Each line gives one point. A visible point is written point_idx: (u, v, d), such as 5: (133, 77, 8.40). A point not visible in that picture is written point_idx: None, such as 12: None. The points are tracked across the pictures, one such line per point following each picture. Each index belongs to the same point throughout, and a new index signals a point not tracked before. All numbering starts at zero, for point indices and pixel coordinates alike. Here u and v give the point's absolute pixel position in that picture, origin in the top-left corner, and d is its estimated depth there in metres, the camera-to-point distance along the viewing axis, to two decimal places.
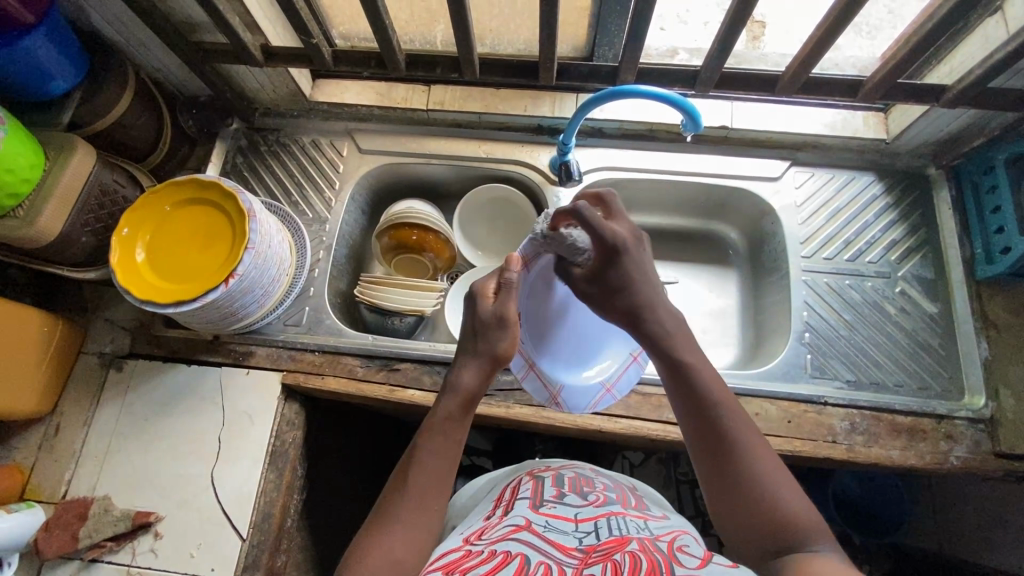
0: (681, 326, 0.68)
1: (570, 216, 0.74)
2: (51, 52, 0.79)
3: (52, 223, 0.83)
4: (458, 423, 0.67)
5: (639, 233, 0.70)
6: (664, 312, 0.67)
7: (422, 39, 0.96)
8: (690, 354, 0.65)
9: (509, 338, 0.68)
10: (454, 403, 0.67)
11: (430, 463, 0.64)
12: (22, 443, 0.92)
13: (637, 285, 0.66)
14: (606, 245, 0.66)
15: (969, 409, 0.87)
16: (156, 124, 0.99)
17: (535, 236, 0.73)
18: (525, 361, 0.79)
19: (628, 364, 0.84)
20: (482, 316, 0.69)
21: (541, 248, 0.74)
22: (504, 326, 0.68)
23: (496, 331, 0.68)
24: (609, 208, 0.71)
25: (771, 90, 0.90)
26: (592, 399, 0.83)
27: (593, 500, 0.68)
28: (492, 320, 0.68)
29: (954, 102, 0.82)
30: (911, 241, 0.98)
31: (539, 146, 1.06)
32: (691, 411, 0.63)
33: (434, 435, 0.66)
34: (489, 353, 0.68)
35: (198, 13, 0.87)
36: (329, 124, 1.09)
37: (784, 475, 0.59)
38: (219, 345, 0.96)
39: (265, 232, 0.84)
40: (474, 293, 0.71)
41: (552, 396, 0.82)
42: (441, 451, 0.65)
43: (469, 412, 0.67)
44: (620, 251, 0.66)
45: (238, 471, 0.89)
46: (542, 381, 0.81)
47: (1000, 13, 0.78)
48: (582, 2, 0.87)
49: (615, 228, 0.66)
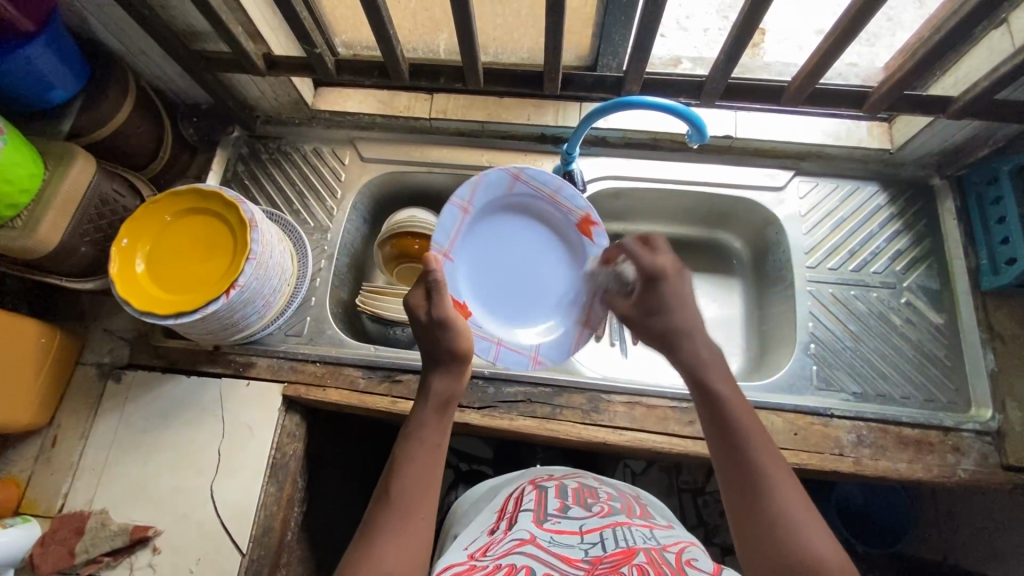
0: (716, 357, 0.67)
1: (459, 194, 0.86)
2: (51, 61, 0.78)
3: (51, 234, 0.82)
4: (436, 426, 0.67)
5: (683, 267, 0.73)
6: (708, 344, 0.68)
7: (426, 48, 0.96)
8: (721, 384, 0.64)
9: (459, 334, 0.70)
10: (430, 408, 0.68)
11: (416, 470, 0.63)
12: (18, 455, 0.91)
13: (675, 310, 0.71)
14: (646, 272, 0.73)
15: (975, 422, 0.87)
16: (156, 133, 0.98)
17: (443, 227, 0.86)
18: (491, 341, 0.89)
19: (587, 294, 0.93)
20: (425, 323, 0.70)
21: (450, 234, 0.87)
22: (448, 326, 0.70)
23: (443, 333, 0.70)
24: (654, 247, 0.75)
25: (775, 101, 0.89)
26: (570, 347, 0.92)
27: (597, 511, 0.67)
28: (435, 325, 0.70)
29: (959, 114, 0.82)
30: (916, 251, 0.97)
31: (542, 155, 1.06)
32: (723, 447, 0.61)
33: (415, 441, 0.65)
34: (449, 353, 0.70)
35: (201, 23, 0.86)
36: (331, 132, 1.09)
37: (816, 522, 0.56)
38: (219, 356, 0.95)
39: (266, 242, 0.84)
40: (411, 306, 0.72)
41: (533, 359, 0.91)
42: (423, 456, 0.64)
43: (447, 413, 0.69)
44: (657, 279, 0.72)
45: (238, 484, 0.87)
46: (515, 352, 0.91)
47: (1005, 25, 0.78)
48: (587, 12, 0.87)
49: (660, 259, 0.73)
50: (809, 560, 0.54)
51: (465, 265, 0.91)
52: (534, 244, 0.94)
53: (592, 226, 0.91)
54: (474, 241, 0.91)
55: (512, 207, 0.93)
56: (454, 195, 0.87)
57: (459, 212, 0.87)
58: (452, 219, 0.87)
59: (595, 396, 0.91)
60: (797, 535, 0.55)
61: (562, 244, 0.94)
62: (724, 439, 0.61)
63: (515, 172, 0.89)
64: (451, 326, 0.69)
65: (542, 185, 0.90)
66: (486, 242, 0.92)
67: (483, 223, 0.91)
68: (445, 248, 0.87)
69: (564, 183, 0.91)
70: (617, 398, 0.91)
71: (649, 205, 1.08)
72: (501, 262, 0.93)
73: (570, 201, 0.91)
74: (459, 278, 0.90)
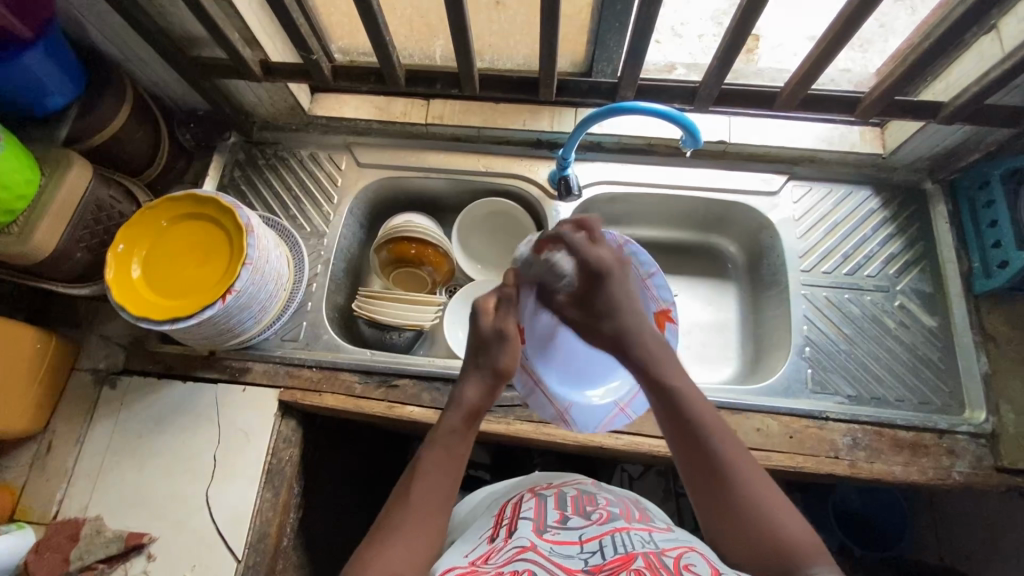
0: (666, 353, 0.70)
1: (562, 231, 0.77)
2: (48, 67, 0.79)
3: (47, 239, 0.82)
4: (462, 437, 0.68)
5: (623, 259, 0.74)
6: (651, 339, 0.71)
7: (422, 54, 0.96)
8: (675, 378, 0.67)
9: (512, 352, 0.71)
10: (458, 416, 0.68)
11: (434, 477, 0.64)
12: (13, 462, 0.90)
13: (622, 311, 0.71)
14: (592, 269, 0.72)
15: (970, 424, 0.87)
16: (153, 138, 0.98)
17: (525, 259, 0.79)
18: (528, 380, 0.82)
19: None
20: (485, 331, 0.71)
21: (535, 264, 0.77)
22: (505, 341, 0.71)
23: (497, 346, 0.71)
24: (592, 233, 0.74)
25: (768, 107, 0.90)
26: (598, 424, 0.83)
27: (596, 519, 0.67)
28: (493, 336, 0.71)
29: (950, 119, 0.83)
30: (909, 255, 0.98)
31: (537, 160, 1.06)
32: (680, 436, 0.65)
33: (437, 449, 0.66)
34: (492, 367, 0.71)
35: (198, 29, 0.87)
36: (328, 138, 1.09)
37: (777, 497, 0.61)
38: (215, 361, 0.95)
39: (263, 247, 0.84)
40: (476, 310, 0.73)
41: (558, 416, 0.83)
42: (442, 464, 0.65)
43: (474, 426, 0.69)
44: (605, 276, 0.72)
45: (234, 490, 0.87)
46: (546, 400, 0.83)
47: (995, 31, 0.79)
48: (582, 18, 0.87)
49: (600, 253, 0.72)
50: (774, 531, 0.58)
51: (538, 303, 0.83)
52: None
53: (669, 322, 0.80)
54: None
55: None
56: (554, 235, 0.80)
57: None
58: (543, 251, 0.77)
59: None
60: (759, 510, 0.59)
61: None
62: (680, 430, 0.65)
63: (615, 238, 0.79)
64: (509, 342, 0.71)
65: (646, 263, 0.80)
66: None
67: None
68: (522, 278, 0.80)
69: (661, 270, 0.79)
70: None
71: (645, 210, 1.08)
72: None
73: (660, 290, 0.79)
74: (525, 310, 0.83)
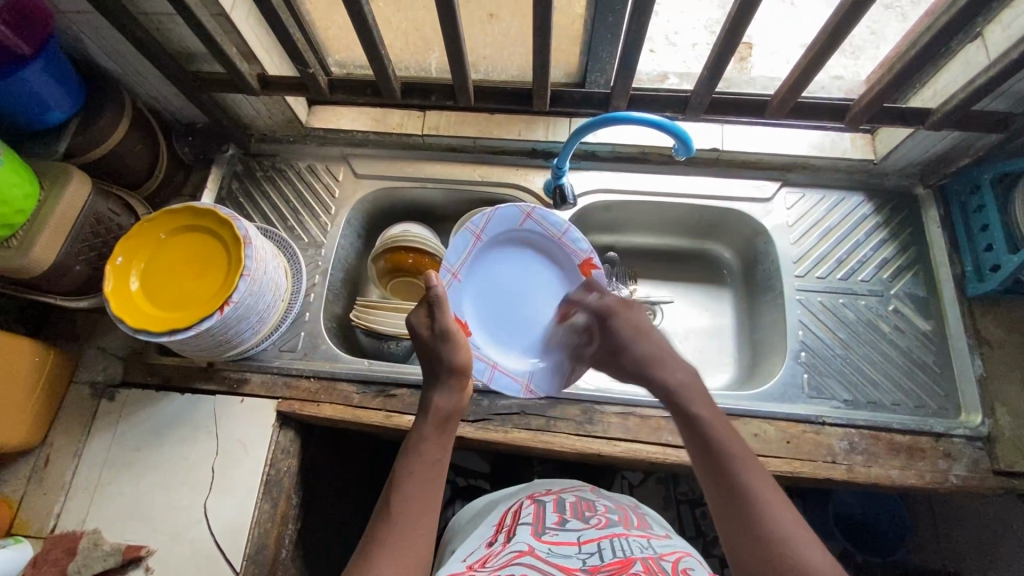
0: (695, 382, 0.70)
1: (475, 222, 0.86)
2: (47, 83, 0.80)
3: (45, 254, 0.83)
4: (435, 443, 0.67)
5: (632, 301, 0.82)
6: (678, 368, 0.72)
7: (418, 67, 0.97)
8: (701, 406, 0.67)
9: (460, 348, 0.72)
10: (430, 425, 0.69)
11: (415, 486, 0.64)
12: (11, 475, 0.90)
13: (637, 338, 0.76)
14: (601, 310, 0.82)
15: (966, 427, 0.87)
16: (151, 152, 0.99)
17: (452, 248, 0.86)
18: (486, 364, 0.87)
19: None
20: (428, 338, 0.72)
21: (461, 258, 0.88)
22: (450, 341, 0.71)
23: (445, 348, 0.71)
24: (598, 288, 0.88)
25: (760, 115, 0.91)
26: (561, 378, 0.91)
27: (595, 523, 0.67)
28: (438, 340, 0.72)
29: (938, 125, 0.84)
30: (902, 259, 0.99)
31: (533, 169, 1.07)
32: (706, 461, 0.63)
33: (413, 456, 0.66)
34: (448, 368, 0.71)
35: (195, 44, 0.88)
36: (325, 149, 1.10)
37: (806, 533, 0.57)
38: (214, 372, 0.95)
39: (261, 258, 0.84)
40: (413, 323, 0.74)
41: (524, 387, 0.90)
42: (423, 473, 0.65)
43: (446, 430, 0.69)
44: (611, 313, 0.81)
45: (232, 501, 0.87)
46: (508, 376, 0.89)
47: (980, 39, 0.80)
48: (574, 30, 0.89)
49: (607, 296, 0.83)
50: (799, 565, 0.55)
51: (468, 285, 0.90)
52: (535, 275, 0.94)
53: (593, 268, 0.93)
54: (481, 266, 0.91)
55: (517, 238, 0.93)
56: (469, 222, 0.87)
57: (472, 237, 0.87)
58: (466, 245, 0.88)
59: (588, 407, 0.91)
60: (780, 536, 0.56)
61: (560, 276, 0.94)
62: (706, 454, 0.63)
63: (529, 209, 0.89)
64: (454, 339, 0.71)
65: (552, 226, 0.91)
66: (489, 271, 0.92)
67: (490, 250, 0.91)
68: (452, 268, 0.87)
69: (571, 225, 0.91)
70: (610, 409, 0.91)
71: (640, 217, 1.09)
72: (499, 290, 0.92)
73: (576, 243, 0.91)
74: (458, 297, 0.89)
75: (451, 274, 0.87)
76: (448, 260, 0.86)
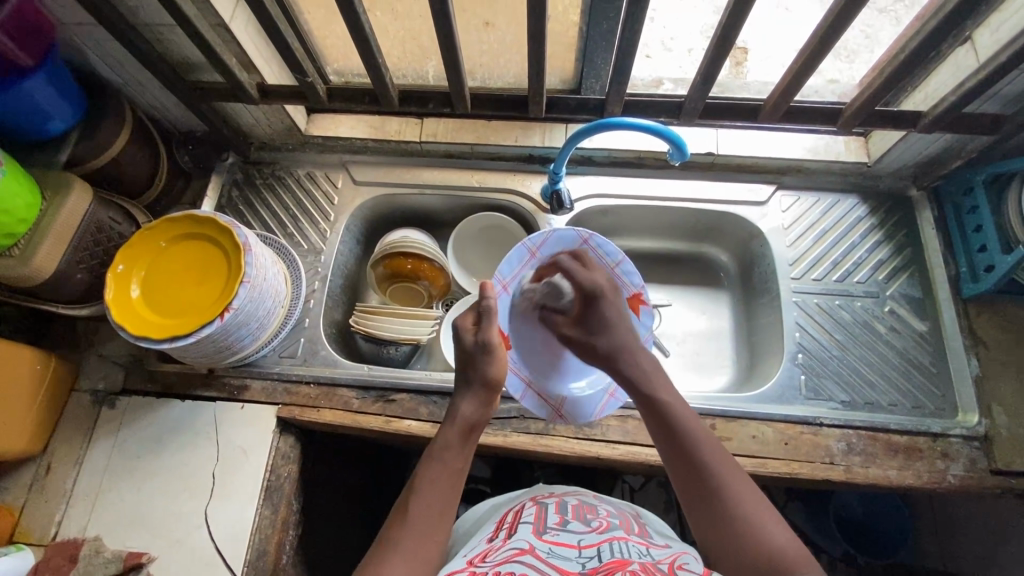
0: (658, 371, 0.71)
1: (532, 238, 0.80)
2: (48, 94, 0.81)
3: (46, 262, 0.83)
4: (459, 451, 0.68)
5: (616, 284, 0.79)
6: (644, 356, 0.72)
7: (415, 74, 0.99)
8: (663, 391, 0.68)
9: (498, 362, 0.73)
10: (456, 431, 0.69)
11: (435, 491, 0.64)
12: (12, 483, 0.90)
13: (615, 328, 0.74)
14: (586, 290, 0.76)
15: (963, 427, 0.88)
16: (152, 161, 1.00)
17: (506, 261, 0.81)
18: (521, 381, 0.85)
19: None
20: (469, 346, 0.74)
21: (512, 272, 0.82)
22: (491, 352, 0.73)
23: (484, 358, 0.73)
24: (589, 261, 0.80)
25: (753, 119, 0.92)
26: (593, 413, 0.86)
27: (596, 527, 0.67)
28: (478, 350, 0.73)
29: (930, 127, 0.85)
30: (897, 261, 1.00)
31: (530, 175, 1.08)
32: (670, 446, 0.64)
33: (436, 461, 0.66)
34: (483, 380, 0.73)
35: (195, 55, 0.89)
36: (324, 156, 1.11)
37: (770, 511, 0.59)
38: (214, 379, 0.95)
39: (260, 265, 0.85)
40: (460, 328, 0.76)
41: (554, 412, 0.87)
42: (443, 479, 0.65)
43: (471, 439, 0.70)
44: (596, 297, 0.75)
45: (233, 507, 0.87)
46: (540, 398, 0.86)
47: (969, 42, 0.81)
48: (569, 37, 0.90)
49: (594, 276, 0.77)
50: (762, 544, 0.56)
51: (518, 300, 0.85)
52: None
53: (643, 305, 0.84)
54: None
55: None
56: (526, 237, 0.81)
57: (526, 253, 0.82)
58: (521, 258, 0.82)
59: None
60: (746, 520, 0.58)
61: None
62: (670, 439, 0.65)
63: (588, 234, 0.81)
64: (494, 353, 0.73)
65: (609, 257, 0.82)
66: None
67: None
68: (502, 280, 0.82)
69: (628, 258, 0.83)
70: (609, 413, 0.91)
71: (636, 222, 1.10)
72: None
73: (631, 278, 0.83)
74: (507, 311, 0.85)
75: (500, 287, 0.83)
76: (500, 271, 0.81)
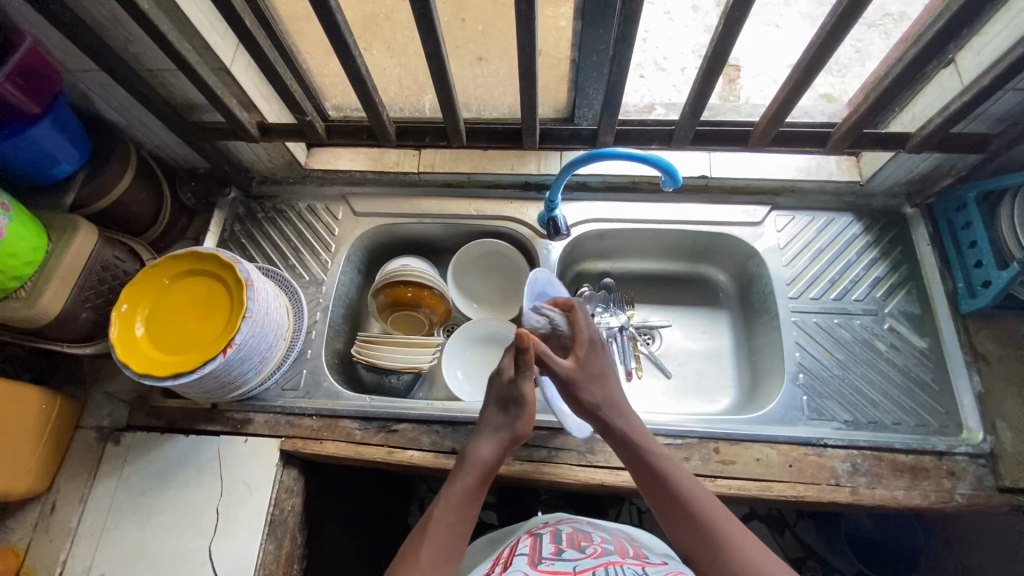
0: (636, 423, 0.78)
1: (539, 272, 0.90)
2: (54, 139, 0.83)
3: (53, 303, 0.85)
4: (474, 498, 0.71)
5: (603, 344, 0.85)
6: (627, 414, 0.79)
7: (411, 108, 1.01)
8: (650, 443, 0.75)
9: (527, 416, 0.77)
10: (472, 478, 0.72)
11: (446, 530, 0.66)
12: (18, 523, 0.91)
13: (600, 381, 0.80)
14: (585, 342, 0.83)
15: (967, 445, 0.87)
16: (156, 198, 1.02)
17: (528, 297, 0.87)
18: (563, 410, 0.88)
19: None
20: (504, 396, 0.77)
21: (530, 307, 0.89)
22: (522, 407, 0.77)
23: (515, 410, 0.77)
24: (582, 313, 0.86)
25: (744, 143, 0.94)
26: None
27: (591, 552, 0.69)
28: (512, 399, 0.77)
29: (919, 147, 0.86)
30: (894, 277, 1.00)
31: (527, 201, 1.10)
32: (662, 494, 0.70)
33: (452, 500, 0.69)
34: (508, 431, 0.77)
35: (196, 96, 0.92)
36: (324, 189, 1.13)
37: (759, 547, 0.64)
38: (218, 414, 0.96)
39: (263, 300, 0.86)
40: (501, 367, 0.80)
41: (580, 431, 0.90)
42: (454, 519, 0.67)
43: (485, 483, 0.73)
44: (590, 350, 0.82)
45: (237, 543, 0.87)
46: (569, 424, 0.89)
47: (953, 65, 0.83)
48: (560, 70, 0.93)
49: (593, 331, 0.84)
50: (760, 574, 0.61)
51: None
52: None
53: None
54: None
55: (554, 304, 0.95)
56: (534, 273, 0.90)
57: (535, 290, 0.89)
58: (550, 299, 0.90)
59: (589, 436, 0.92)
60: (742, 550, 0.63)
61: None
62: (659, 488, 0.71)
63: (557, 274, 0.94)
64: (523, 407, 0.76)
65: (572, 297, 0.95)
66: None
67: None
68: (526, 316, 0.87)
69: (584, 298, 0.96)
70: None
71: (634, 244, 1.11)
72: None
73: None
74: None
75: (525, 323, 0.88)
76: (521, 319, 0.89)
